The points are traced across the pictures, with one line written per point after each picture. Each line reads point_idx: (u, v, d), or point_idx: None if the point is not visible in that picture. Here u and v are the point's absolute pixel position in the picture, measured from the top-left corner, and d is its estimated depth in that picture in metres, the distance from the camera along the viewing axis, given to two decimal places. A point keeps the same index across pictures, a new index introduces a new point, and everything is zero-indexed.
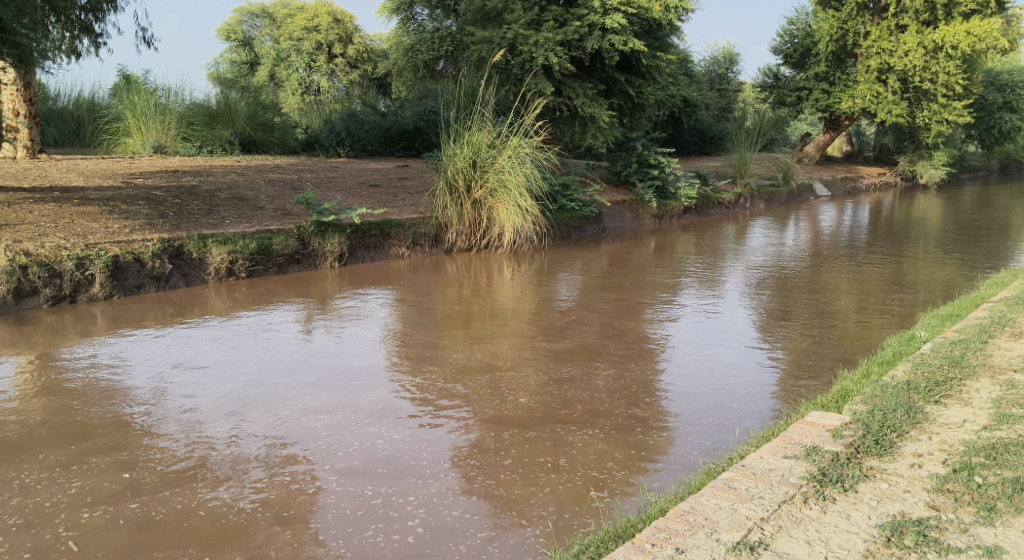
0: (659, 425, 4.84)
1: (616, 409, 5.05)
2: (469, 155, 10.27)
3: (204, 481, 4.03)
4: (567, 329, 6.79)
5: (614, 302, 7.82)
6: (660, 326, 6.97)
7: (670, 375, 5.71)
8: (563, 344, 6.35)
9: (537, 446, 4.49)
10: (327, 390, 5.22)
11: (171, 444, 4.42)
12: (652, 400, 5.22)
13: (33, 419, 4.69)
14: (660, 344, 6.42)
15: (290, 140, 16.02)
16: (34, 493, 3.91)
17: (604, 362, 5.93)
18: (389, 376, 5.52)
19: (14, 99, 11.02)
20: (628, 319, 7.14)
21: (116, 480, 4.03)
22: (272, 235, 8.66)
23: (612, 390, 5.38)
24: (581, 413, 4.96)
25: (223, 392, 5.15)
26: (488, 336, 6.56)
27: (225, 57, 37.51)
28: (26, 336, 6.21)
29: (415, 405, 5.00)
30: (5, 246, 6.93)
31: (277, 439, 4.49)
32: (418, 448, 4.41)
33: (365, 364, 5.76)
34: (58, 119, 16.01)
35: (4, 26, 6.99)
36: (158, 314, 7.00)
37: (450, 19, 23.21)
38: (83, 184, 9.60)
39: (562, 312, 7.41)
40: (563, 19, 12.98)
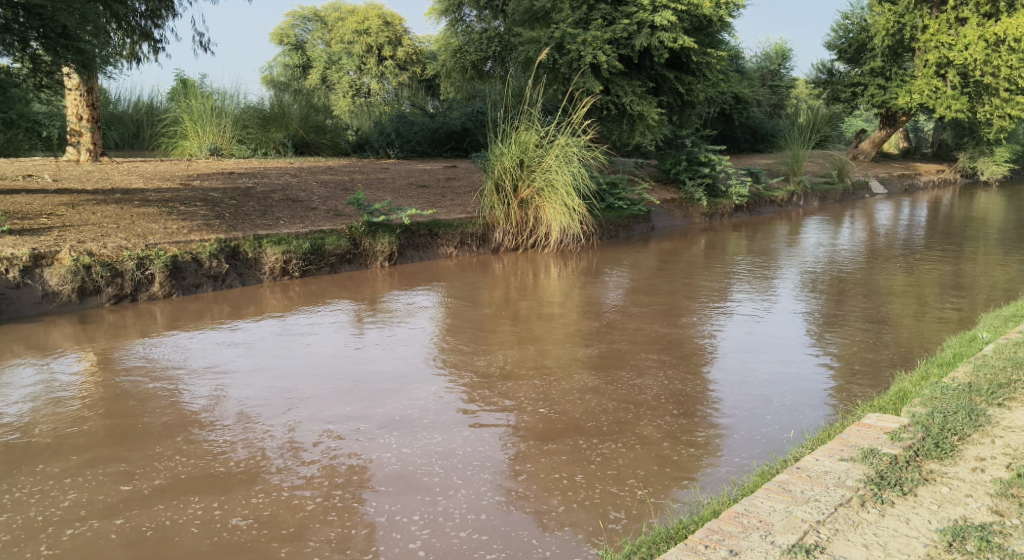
0: (687, 438, 4.66)
1: (644, 419, 4.90)
2: (517, 154, 10.28)
3: (200, 495, 4.00)
4: (599, 334, 6.65)
5: (654, 304, 7.69)
6: (699, 330, 6.80)
7: (704, 383, 5.54)
8: (594, 349, 6.22)
9: (555, 459, 4.37)
10: (372, 391, 5.26)
11: (172, 455, 4.39)
12: (679, 410, 5.05)
13: (36, 428, 4.69)
14: (699, 348, 6.29)
15: (342, 142, 16.22)
16: (26, 506, 3.90)
17: (632, 370, 5.75)
18: (434, 377, 5.54)
19: (78, 104, 11.34)
20: (662, 324, 6.97)
21: (113, 493, 4.01)
22: (324, 235, 8.80)
23: (640, 398, 5.23)
24: (607, 423, 4.83)
25: (246, 397, 5.15)
26: (525, 339, 6.48)
27: (278, 61, 38.23)
28: (88, 334, 6.41)
29: (459, 408, 5.00)
30: (70, 246, 7.16)
31: (283, 450, 4.44)
32: (433, 461, 4.33)
33: (407, 366, 5.78)
34: (119, 122, 16.46)
35: (69, 34, 7.21)
36: (215, 313, 7.16)
37: (498, 20, 23.31)
38: (143, 186, 9.86)
39: (604, 313, 7.35)
40: (612, 17, 12.93)
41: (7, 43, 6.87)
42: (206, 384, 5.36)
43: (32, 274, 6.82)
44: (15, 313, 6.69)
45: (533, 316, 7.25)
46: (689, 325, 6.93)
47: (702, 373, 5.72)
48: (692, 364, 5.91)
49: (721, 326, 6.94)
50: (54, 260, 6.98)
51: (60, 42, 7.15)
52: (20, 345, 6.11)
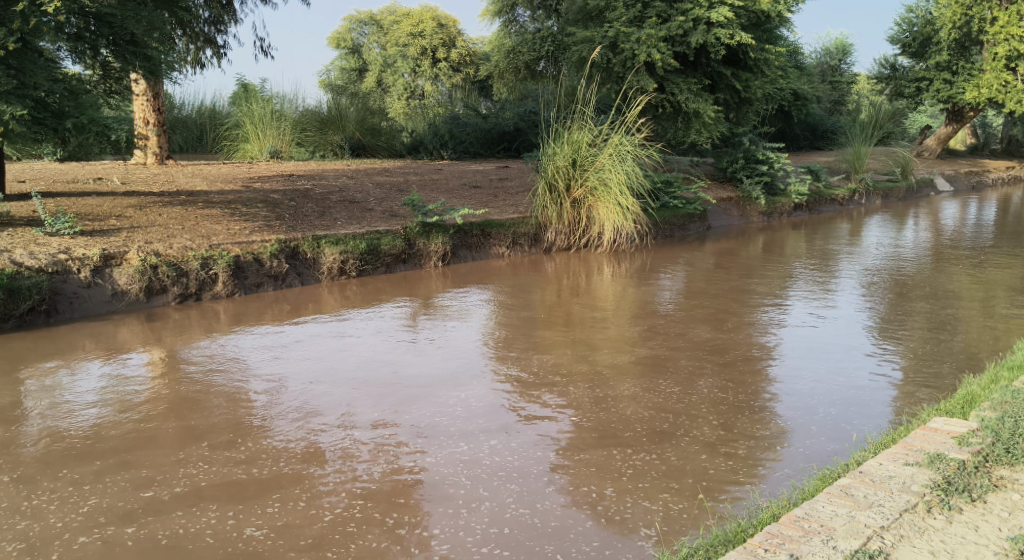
0: (727, 450, 4.49)
1: (684, 429, 4.74)
2: (569, 154, 10.26)
3: (218, 502, 3.98)
4: (641, 338, 6.51)
5: (701, 308, 7.52)
6: (745, 335, 6.60)
7: (747, 391, 5.35)
8: (636, 354, 6.09)
9: (584, 471, 4.25)
10: (422, 392, 5.29)
11: (194, 462, 4.37)
12: (719, 420, 4.87)
13: (63, 432, 4.73)
14: (745, 354, 6.11)
15: (396, 144, 16.49)
16: (46, 512, 3.93)
17: (670, 378, 5.57)
18: (485, 379, 5.55)
19: (145, 108, 11.69)
20: (705, 329, 6.78)
21: (134, 500, 4.02)
22: (380, 236, 8.92)
23: (678, 406, 5.06)
24: (644, 433, 4.68)
25: (277, 402, 5.15)
26: (570, 342, 6.41)
27: (335, 64, 38.84)
28: (156, 332, 6.61)
29: (510, 409, 5.01)
30: (137, 247, 7.38)
31: (306, 458, 4.41)
32: (461, 469, 4.27)
33: (457, 367, 5.79)
34: (183, 126, 16.93)
35: (137, 41, 7.45)
36: (275, 312, 7.30)
37: (551, 20, 23.34)
38: (207, 188, 10.12)
39: (655, 314, 7.30)
40: (667, 15, 12.81)
41: (79, 50, 7.12)
42: (261, 384, 5.46)
43: (102, 274, 7.07)
44: (86, 312, 6.91)
45: (587, 317, 7.22)
46: (733, 330, 6.74)
47: (751, 378, 5.58)
48: (736, 371, 5.72)
49: (771, 330, 6.76)
50: (123, 260, 7.21)
51: (129, 49, 7.39)
52: (90, 341, 6.35)
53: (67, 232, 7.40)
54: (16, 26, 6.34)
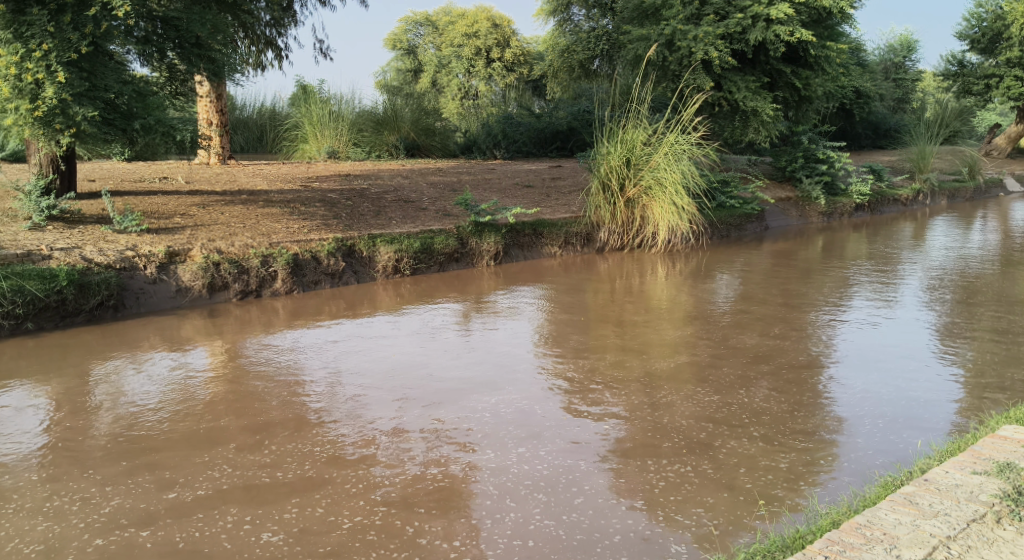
0: (768, 463, 4.34)
1: (723, 440, 4.59)
2: (624, 152, 10.18)
3: (238, 506, 3.96)
4: (687, 343, 6.37)
5: (748, 312, 7.33)
6: (793, 342, 6.40)
7: (791, 402, 5.16)
8: (682, 359, 5.97)
9: (614, 482, 4.14)
10: (471, 392, 5.29)
11: (218, 464, 4.35)
12: (761, 431, 4.71)
13: (93, 431, 4.76)
14: (791, 361, 5.92)
15: (450, 144, 16.68)
16: (68, 513, 3.93)
17: (709, 387, 5.40)
18: (535, 379, 5.53)
19: (208, 110, 11.99)
20: (751, 335, 6.59)
21: (157, 501, 4.01)
22: (434, 235, 8.98)
23: (719, 416, 4.91)
24: (681, 444, 4.55)
25: (307, 403, 5.13)
26: (618, 345, 6.33)
27: (391, 65, 39.24)
28: (217, 328, 6.77)
29: (563, 410, 4.99)
30: (201, 245, 7.56)
31: (331, 462, 4.37)
32: (489, 477, 4.20)
33: (504, 368, 5.76)
34: (245, 127, 17.31)
35: (201, 44, 7.62)
36: (331, 310, 7.39)
37: (606, 18, 23.23)
38: (267, 187, 10.33)
39: (709, 315, 7.25)
40: (725, 12, 12.65)
41: (147, 53, 7.35)
42: (311, 382, 5.51)
43: (167, 270, 7.27)
44: (152, 307, 7.10)
45: (641, 319, 7.17)
46: (780, 337, 6.54)
47: (801, 385, 5.42)
48: (780, 380, 5.53)
49: (821, 336, 6.56)
50: (187, 257, 7.42)
51: (194, 51, 7.57)
52: (155, 336, 6.53)
53: (134, 230, 7.62)
54: (88, 30, 6.54)
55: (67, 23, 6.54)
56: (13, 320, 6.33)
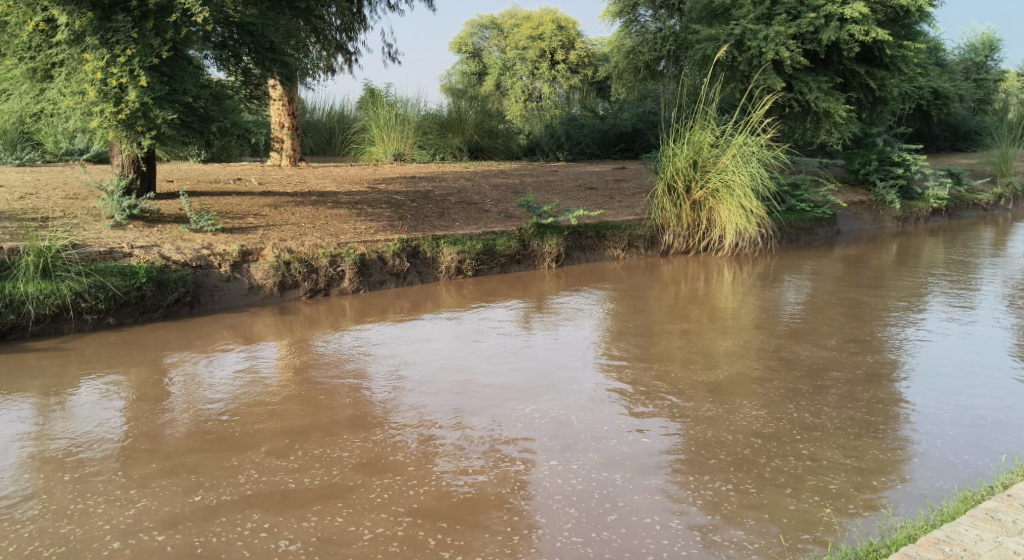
0: (816, 483, 4.17)
1: (768, 457, 4.43)
2: (690, 154, 10.04)
3: (260, 511, 3.94)
4: (751, 351, 6.23)
5: (805, 321, 7.11)
6: (849, 354, 6.15)
7: (842, 418, 4.94)
8: (736, 369, 5.82)
9: (650, 499, 4.03)
10: (527, 397, 5.25)
11: (246, 469, 4.32)
12: (809, 449, 4.53)
13: (128, 431, 4.78)
14: (843, 375, 5.69)
15: (514, 146, 16.75)
16: (93, 514, 3.94)
17: (755, 400, 5.21)
18: (595, 384, 5.48)
19: (280, 113, 12.30)
20: (803, 346, 6.36)
21: (182, 504, 4.00)
22: (496, 236, 9.01)
23: (767, 431, 4.74)
24: (723, 460, 4.41)
25: (341, 407, 5.11)
26: (679, 353, 6.20)
27: (457, 69, 39.55)
28: (287, 325, 6.92)
29: (628, 415, 4.96)
30: (273, 244, 7.74)
31: (358, 469, 4.33)
32: (517, 490, 4.11)
33: (555, 374, 5.70)
34: (314, 130, 17.68)
35: (275, 49, 7.81)
36: (396, 309, 7.48)
37: (673, 19, 23.01)
38: (335, 189, 10.52)
39: (768, 323, 7.08)
40: (797, 11, 12.42)
41: (223, 58, 7.62)
42: (373, 381, 5.57)
43: (240, 269, 7.45)
44: (226, 303, 7.29)
45: (707, 324, 7.05)
46: (836, 348, 6.29)
47: (872, 397, 5.26)
48: (831, 395, 5.31)
49: (880, 348, 6.30)
50: (259, 256, 7.60)
51: (268, 56, 7.77)
52: (229, 332, 6.69)
53: (209, 229, 7.84)
54: (169, 36, 6.84)
55: (150, 30, 6.82)
56: (95, 315, 6.59)
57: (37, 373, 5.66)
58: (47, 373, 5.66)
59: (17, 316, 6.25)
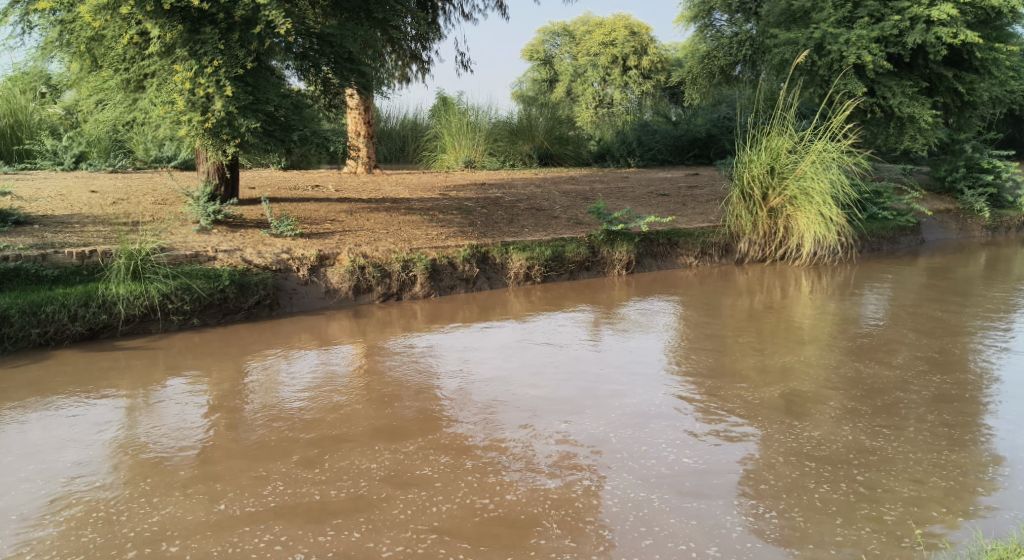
0: (869, 512, 4.01)
1: (818, 482, 4.27)
2: (767, 160, 9.82)
3: (282, 523, 3.92)
4: (825, 364, 6.06)
5: (875, 336, 6.85)
6: (915, 373, 5.86)
7: (902, 441, 4.73)
8: (801, 385, 5.64)
9: (685, 524, 3.91)
10: (590, 407, 5.20)
11: (272, 480, 4.29)
12: (865, 475, 4.35)
13: (164, 435, 4.84)
14: (908, 395, 5.42)
15: (584, 152, 16.71)
16: (117, 522, 3.96)
17: (811, 420, 5.01)
18: (668, 396, 5.39)
19: (356, 121, 12.56)
20: (866, 363, 6.08)
21: (206, 512, 4.02)
22: (565, 243, 9.01)
23: (821, 454, 4.57)
24: (771, 484, 4.25)
25: (379, 416, 5.08)
26: (746, 365, 6.06)
27: (527, 76, 39.68)
28: (361, 327, 7.07)
29: (704, 422, 4.97)
30: (349, 249, 7.90)
31: (386, 481, 4.28)
32: (548, 510, 4.02)
33: (608, 386, 5.60)
34: (388, 138, 17.97)
35: (353, 59, 8.01)
36: (466, 315, 7.54)
37: (750, 23, 22.59)
38: (408, 195, 10.68)
39: (835, 337, 6.84)
40: (880, 14, 12.10)
41: (303, 68, 7.83)
42: (445, 387, 5.61)
43: (318, 273, 7.64)
44: (303, 306, 7.47)
45: (782, 336, 6.91)
46: (903, 366, 6.01)
47: (953, 417, 5.06)
48: (893, 416, 5.07)
49: (952, 366, 6.01)
50: (336, 261, 7.77)
51: (347, 66, 7.97)
52: (306, 334, 6.86)
53: (289, 234, 8.06)
54: (254, 47, 7.06)
55: (236, 41, 7.05)
56: (181, 316, 6.83)
57: (119, 373, 5.87)
58: (133, 372, 5.89)
59: (108, 316, 6.51)
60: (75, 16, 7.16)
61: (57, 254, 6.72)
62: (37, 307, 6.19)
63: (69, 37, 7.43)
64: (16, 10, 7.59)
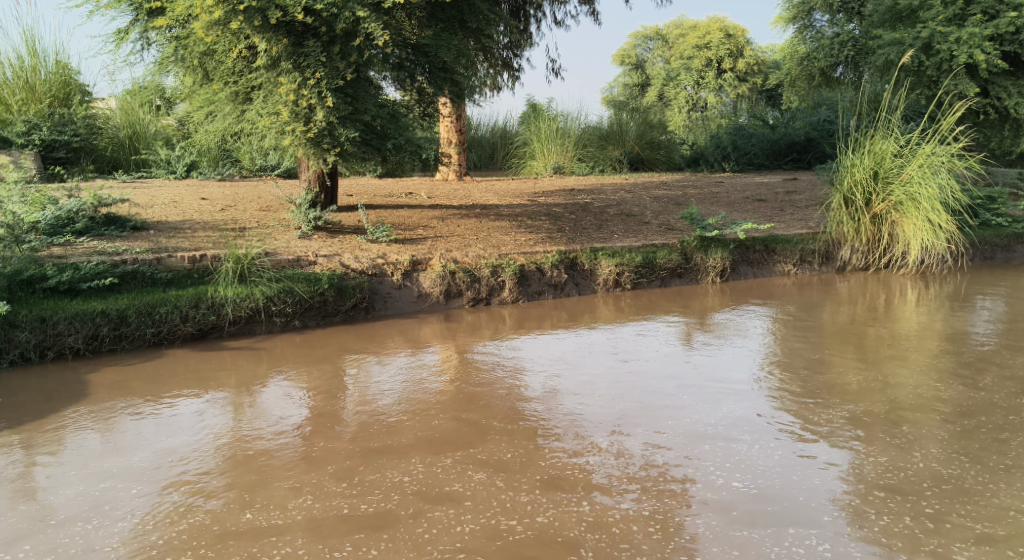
0: (934, 550, 3.83)
1: (878, 513, 4.09)
2: (870, 165, 9.49)
3: (305, 537, 3.94)
4: (916, 382, 5.78)
5: (975, 351, 6.51)
6: (1003, 396, 5.52)
7: (982, 470, 4.49)
8: (880, 404, 5.38)
9: (727, 554, 3.80)
10: (666, 420, 5.11)
11: (303, 493, 4.30)
12: (933, 507, 4.13)
13: (208, 441, 4.94)
14: (1002, 420, 5.12)
15: (676, 157, 16.53)
16: (143, 532, 4.02)
17: (880, 444, 4.78)
18: (751, 412, 5.24)
19: (449, 129, 12.78)
20: (953, 383, 5.76)
21: (234, 523, 4.07)
22: (657, 249, 8.91)
23: (887, 482, 4.36)
24: (832, 516, 4.07)
25: (422, 427, 5.06)
26: (829, 381, 5.83)
27: (619, 81, 39.41)
28: (451, 331, 7.18)
29: (787, 443, 4.79)
30: (440, 254, 8.03)
31: (418, 496, 4.26)
32: (584, 534, 3.94)
33: (665, 400, 5.45)
34: (478, 145, 18.18)
35: (447, 68, 8.15)
36: (554, 320, 7.56)
37: (852, 23, 21.92)
38: (498, 202, 10.79)
39: (925, 353, 6.52)
40: (994, 11, 11.59)
41: (401, 79, 8.08)
42: (531, 392, 5.65)
43: (410, 277, 7.79)
44: (398, 309, 7.66)
45: (879, 350, 6.64)
46: (993, 388, 5.67)
47: None
48: (976, 443, 4.79)
49: None
50: (428, 266, 7.91)
51: (441, 76, 8.14)
52: (399, 337, 7.00)
53: (384, 240, 8.26)
54: (353, 59, 7.29)
55: (337, 53, 7.30)
56: (284, 318, 7.08)
57: (216, 373, 6.11)
58: (240, 371, 6.14)
59: (216, 317, 6.80)
60: (188, 32, 7.51)
61: (171, 258, 7.08)
62: (152, 308, 6.54)
63: (182, 52, 7.84)
64: (136, 28, 8.06)
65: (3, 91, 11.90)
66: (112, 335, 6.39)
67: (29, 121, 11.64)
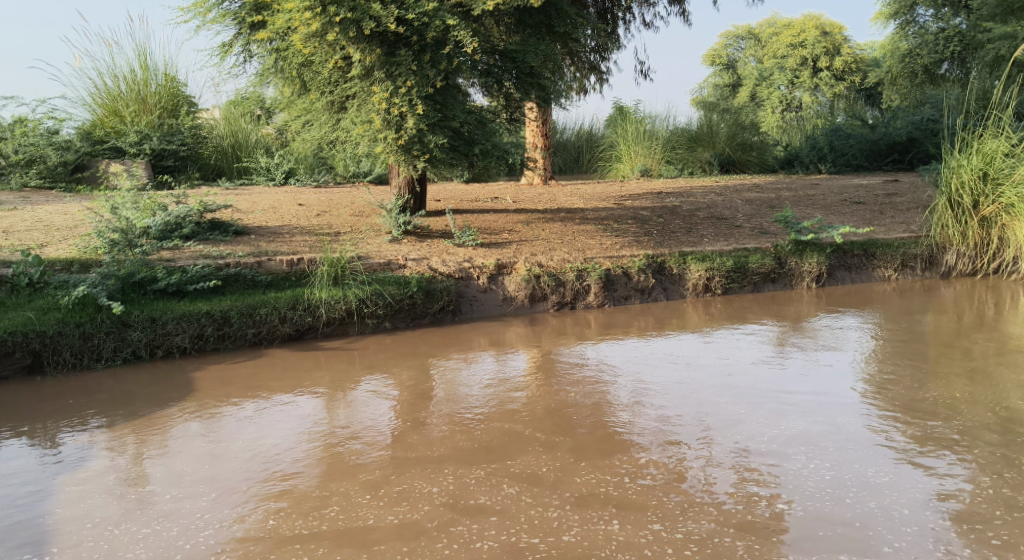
0: None
1: (937, 543, 3.95)
2: (979, 165, 9.06)
3: (326, 547, 4.02)
4: (1006, 399, 5.52)
5: None
6: None
7: None
8: (963, 422, 5.16)
9: None
10: (732, 434, 5.04)
11: (332, 502, 4.40)
12: (1000, 538, 3.97)
13: (243, 446, 5.10)
14: None
15: (769, 159, 16.21)
16: (169, 537, 4.15)
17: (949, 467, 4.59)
18: (820, 426, 5.11)
19: (535, 134, 12.87)
20: None
21: (259, 530, 4.19)
22: (749, 253, 8.79)
23: (950, 508, 4.19)
24: (891, 546, 3.93)
25: (460, 437, 5.11)
26: (912, 394, 5.64)
27: (710, 81, 38.78)
28: (536, 334, 7.27)
29: (845, 462, 4.65)
30: (525, 258, 8.13)
31: (449, 507, 4.31)
32: (614, 553, 3.90)
33: (727, 412, 5.37)
34: (565, 149, 18.27)
35: (534, 73, 8.25)
36: (642, 325, 7.57)
37: (959, 17, 21.09)
38: (583, 205, 10.82)
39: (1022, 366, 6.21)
40: None
41: (488, 85, 8.21)
42: (608, 398, 5.69)
43: (496, 281, 7.93)
44: (484, 312, 7.80)
45: (983, 360, 6.37)
46: None
47: None
48: None
49: None
50: (513, 269, 8.02)
51: (528, 80, 8.26)
52: (484, 340, 7.14)
53: (471, 243, 8.42)
54: (442, 67, 7.47)
55: (427, 61, 7.51)
56: (375, 320, 7.31)
57: (302, 374, 6.35)
58: (333, 371, 6.39)
59: (312, 318, 7.07)
60: (287, 45, 7.84)
61: (270, 262, 7.44)
62: (253, 309, 6.86)
63: (282, 63, 8.20)
64: (239, 42, 8.46)
65: (118, 103, 12.73)
66: (215, 335, 6.74)
67: (141, 132, 12.37)
